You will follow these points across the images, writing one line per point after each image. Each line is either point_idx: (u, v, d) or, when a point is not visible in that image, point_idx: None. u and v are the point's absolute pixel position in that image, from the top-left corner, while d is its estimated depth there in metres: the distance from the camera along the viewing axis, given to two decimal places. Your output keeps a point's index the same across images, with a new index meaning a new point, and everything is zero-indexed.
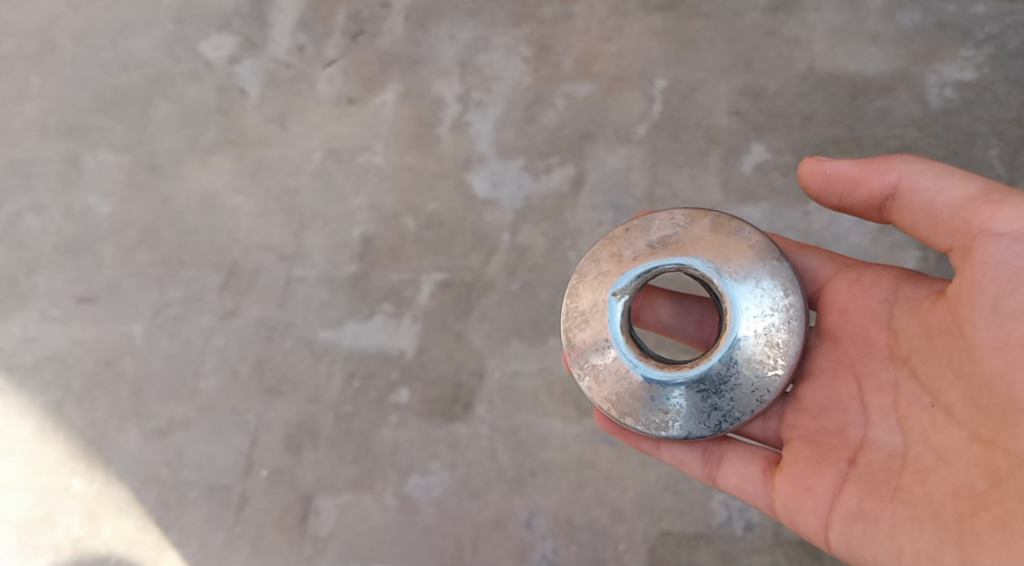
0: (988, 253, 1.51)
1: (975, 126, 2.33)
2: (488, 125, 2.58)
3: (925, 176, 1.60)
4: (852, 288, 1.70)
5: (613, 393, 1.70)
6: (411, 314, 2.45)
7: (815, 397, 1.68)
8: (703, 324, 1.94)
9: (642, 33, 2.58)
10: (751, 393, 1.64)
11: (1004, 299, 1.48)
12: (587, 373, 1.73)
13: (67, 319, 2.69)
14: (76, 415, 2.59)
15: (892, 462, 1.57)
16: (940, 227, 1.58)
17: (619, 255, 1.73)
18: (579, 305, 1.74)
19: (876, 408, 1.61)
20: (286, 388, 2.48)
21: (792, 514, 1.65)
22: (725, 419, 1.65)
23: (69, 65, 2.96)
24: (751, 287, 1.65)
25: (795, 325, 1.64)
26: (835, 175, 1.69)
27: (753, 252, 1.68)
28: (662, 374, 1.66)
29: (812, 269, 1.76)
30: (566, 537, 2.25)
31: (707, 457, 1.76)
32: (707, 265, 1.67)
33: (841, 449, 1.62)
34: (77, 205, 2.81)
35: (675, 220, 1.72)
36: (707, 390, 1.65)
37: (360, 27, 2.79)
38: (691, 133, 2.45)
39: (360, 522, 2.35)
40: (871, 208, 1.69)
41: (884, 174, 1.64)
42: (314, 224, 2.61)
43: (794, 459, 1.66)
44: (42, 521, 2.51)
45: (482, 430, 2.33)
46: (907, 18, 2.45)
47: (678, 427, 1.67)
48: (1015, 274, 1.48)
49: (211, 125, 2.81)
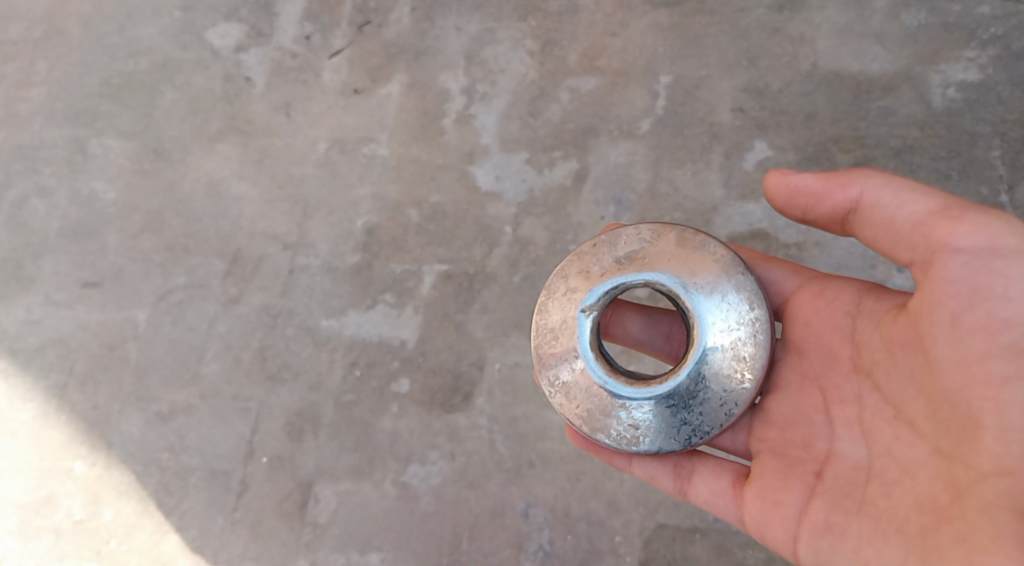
0: (947, 268, 1.50)
1: (978, 127, 2.34)
2: (493, 118, 2.59)
3: (886, 191, 1.59)
4: (816, 300, 1.72)
5: (585, 410, 1.71)
6: (413, 304, 2.47)
7: (782, 410, 1.70)
8: (671, 337, 1.95)
9: (647, 28, 2.59)
10: (720, 406, 1.66)
11: (962, 314, 1.47)
12: (558, 390, 1.74)
13: (71, 303, 2.71)
14: (79, 398, 2.61)
15: (857, 475, 1.57)
16: (901, 242, 1.58)
17: (587, 272, 1.74)
18: (549, 322, 1.76)
19: (841, 420, 1.62)
20: (288, 375, 2.50)
21: (761, 528, 1.66)
22: (695, 433, 1.66)
23: (77, 50, 2.99)
24: (716, 301, 1.67)
25: (761, 338, 1.66)
26: (799, 189, 1.70)
27: (719, 266, 1.69)
28: (631, 391, 1.67)
29: (778, 282, 1.79)
30: (563, 528, 2.26)
31: (678, 471, 1.78)
32: (674, 280, 1.68)
33: (807, 462, 1.63)
34: (82, 190, 2.83)
35: (642, 235, 1.74)
36: (676, 405, 1.66)
37: (367, 17, 2.80)
38: (694, 129, 2.46)
39: (359, 509, 2.38)
40: (835, 222, 1.69)
41: (847, 189, 1.64)
42: (318, 213, 2.62)
43: (762, 472, 1.67)
44: (44, 503, 2.54)
45: (481, 420, 2.35)
46: (912, 18, 2.46)
47: (649, 442, 1.68)
48: (973, 289, 1.47)
49: (217, 112, 2.82)
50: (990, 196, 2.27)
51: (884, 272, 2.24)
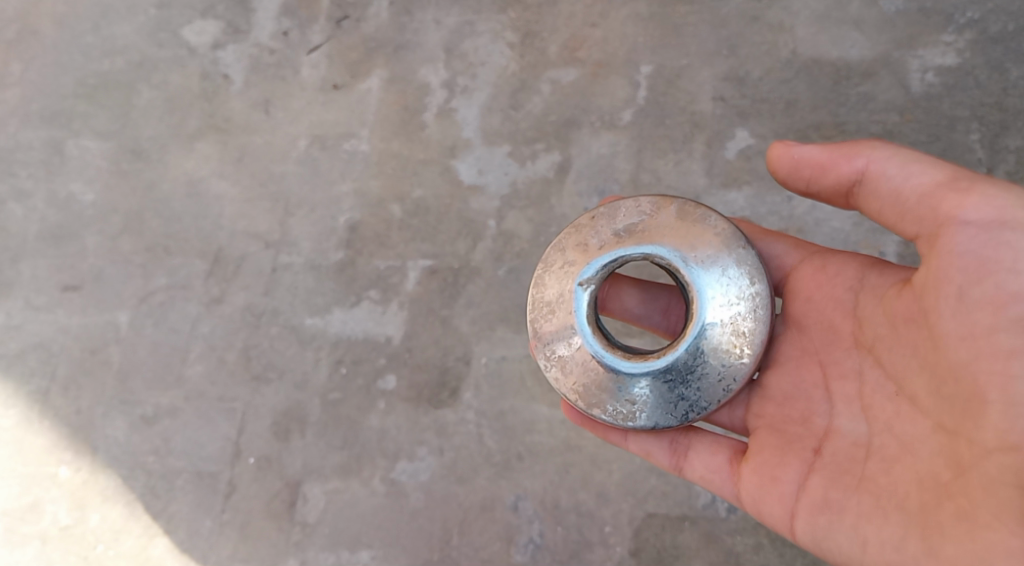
0: (955, 240, 1.50)
1: (956, 111, 2.35)
2: (474, 111, 2.58)
3: (892, 163, 1.60)
4: (817, 275, 1.72)
5: (580, 384, 1.72)
6: (398, 300, 2.46)
7: (781, 385, 1.70)
8: (669, 312, 1.96)
9: (627, 18, 2.58)
10: (718, 382, 1.66)
11: (969, 288, 1.48)
12: (554, 365, 1.74)
13: (51, 307, 2.68)
14: (61, 403, 2.58)
15: (857, 451, 1.58)
16: (907, 214, 1.58)
17: (585, 245, 1.73)
18: (546, 296, 1.75)
19: (841, 396, 1.62)
20: (273, 375, 2.48)
21: (758, 504, 1.67)
22: (692, 408, 1.67)
23: (51, 50, 2.95)
24: (716, 275, 1.66)
25: (761, 314, 1.66)
26: (803, 159, 1.70)
27: (718, 240, 1.69)
28: (629, 365, 1.67)
29: (778, 256, 1.78)
30: (553, 521, 2.27)
31: (674, 447, 1.79)
32: (673, 254, 1.68)
33: (807, 437, 1.64)
34: (60, 192, 2.79)
35: (641, 208, 1.73)
36: (674, 380, 1.66)
37: (345, 12, 2.78)
38: (676, 118, 2.46)
39: (348, 508, 2.37)
40: (839, 194, 1.70)
41: (853, 160, 1.64)
42: (300, 211, 2.61)
43: (760, 448, 1.68)
44: (29, 509, 2.51)
45: (469, 415, 2.35)
46: (890, 3, 2.47)
47: (645, 417, 1.68)
48: (980, 263, 1.48)
49: (196, 111, 2.80)
50: None
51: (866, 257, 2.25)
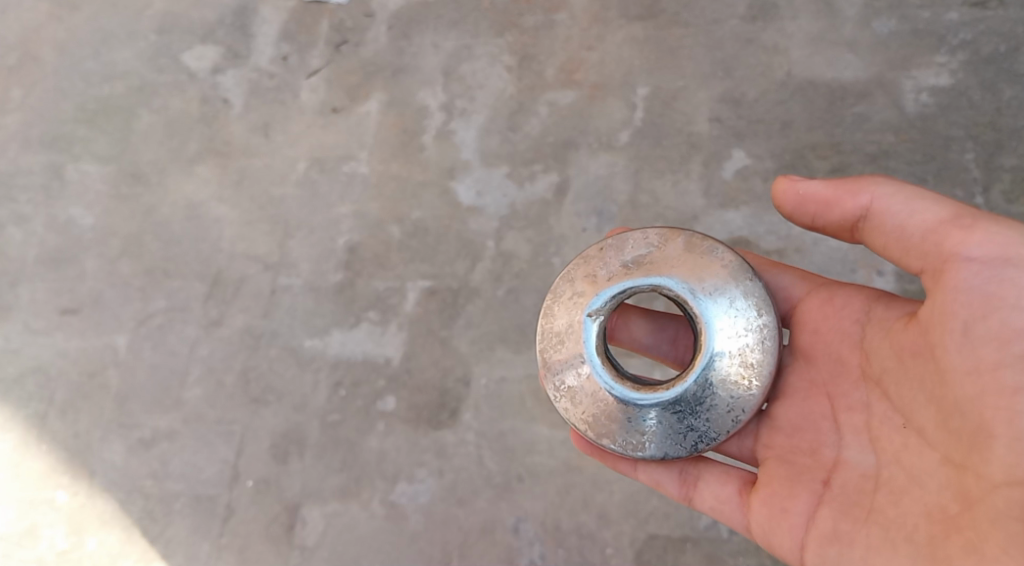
0: (960, 276, 1.50)
1: (951, 130, 2.37)
2: (472, 133, 2.60)
3: (896, 199, 1.59)
4: (825, 307, 1.70)
5: (590, 415, 1.71)
6: (397, 321, 2.46)
7: (789, 417, 1.68)
8: (678, 342, 1.95)
9: (624, 41, 2.61)
10: (727, 413, 1.65)
11: (974, 323, 1.47)
12: (563, 395, 1.73)
13: (50, 330, 2.67)
14: (59, 427, 2.57)
15: (865, 483, 1.56)
16: (913, 249, 1.57)
17: (593, 276, 1.74)
18: (555, 326, 1.75)
19: (849, 428, 1.61)
20: (272, 397, 2.48)
21: (768, 536, 1.65)
22: (701, 439, 1.66)
23: (52, 75, 2.96)
24: (724, 305, 1.66)
25: (769, 345, 1.65)
26: (808, 195, 1.69)
27: (726, 271, 1.68)
28: (638, 396, 1.66)
29: (786, 288, 1.77)
30: (554, 542, 2.25)
31: (683, 477, 1.76)
32: (681, 285, 1.68)
33: (816, 469, 1.62)
34: (60, 216, 2.80)
35: (649, 239, 1.73)
36: (683, 411, 1.65)
37: (343, 36, 2.80)
38: (673, 139, 2.48)
39: (347, 530, 2.35)
40: (844, 229, 1.68)
41: (857, 196, 1.63)
42: (299, 233, 2.61)
43: (769, 480, 1.66)
44: (25, 535, 2.49)
45: (469, 436, 2.34)
46: (883, 26, 2.50)
47: (654, 448, 1.67)
48: (985, 299, 1.47)
49: (195, 135, 2.81)
50: (965, 199, 2.30)
51: (864, 276, 2.26)
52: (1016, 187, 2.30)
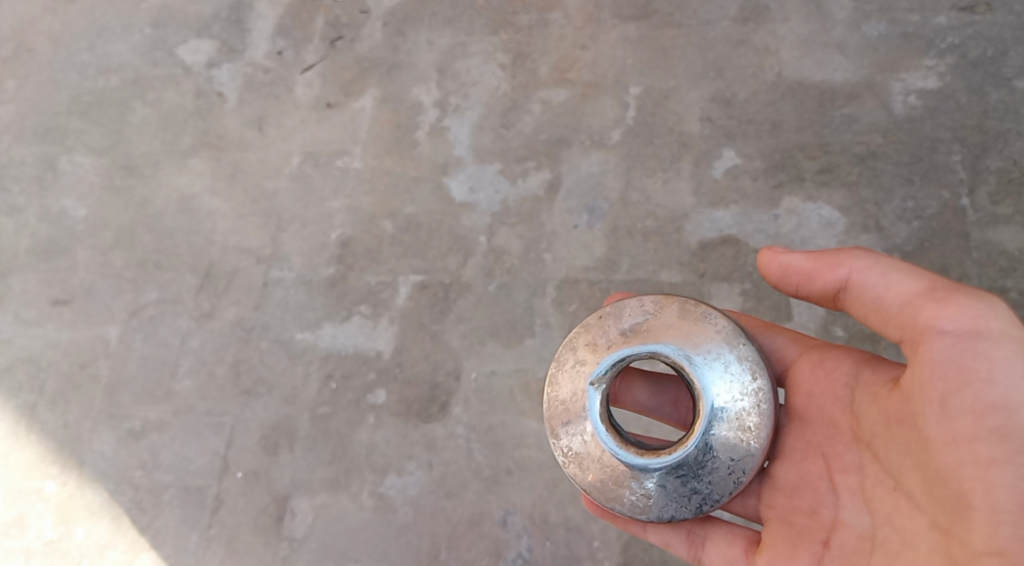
0: (934, 349, 1.47)
1: (938, 132, 2.41)
2: (466, 130, 2.62)
3: (873, 271, 1.59)
4: (816, 370, 1.69)
5: (598, 480, 1.68)
6: (388, 315, 2.48)
7: (787, 477, 1.68)
8: (680, 403, 1.92)
9: (617, 41, 2.64)
10: (728, 475, 1.63)
11: (952, 394, 1.44)
12: (570, 460, 1.71)
13: (40, 321, 2.68)
14: (50, 418, 2.58)
15: (861, 545, 1.56)
16: (891, 320, 1.56)
17: (594, 343, 1.72)
18: (559, 395, 1.73)
19: (844, 489, 1.60)
20: (263, 389, 2.49)
21: None
22: (705, 501, 1.64)
23: (46, 67, 2.98)
24: (719, 370, 1.64)
25: (766, 408, 1.64)
26: (790, 267, 1.70)
27: (720, 335, 1.67)
28: (642, 461, 1.63)
29: (779, 349, 1.77)
30: (542, 535, 2.27)
31: (691, 538, 1.77)
32: (678, 350, 1.66)
33: (816, 530, 1.62)
34: (52, 207, 2.80)
35: (645, 307, 1.72)
36: (686, 475, 1.63)
37: (339, 32, 2.82)
38: (664, 138, 2.51)
39: (336, 522, 2.37)
40: (827, 298, 1.69)
41: (836, 269, 1.63)
42: (292, 226, 2.63)
43: (773, 540, 1.67)
44: (14, 524, 2.50)
45: (459, 429, 2.36)
46: (873, 29, 2.54)
47: (659, 511, 1.65)
48: (960, 370, 1.44)
49: (189, 128, 2.83)
50: (951, 199, 2.34)
51: None
52: (1002, 189, 2.34)
